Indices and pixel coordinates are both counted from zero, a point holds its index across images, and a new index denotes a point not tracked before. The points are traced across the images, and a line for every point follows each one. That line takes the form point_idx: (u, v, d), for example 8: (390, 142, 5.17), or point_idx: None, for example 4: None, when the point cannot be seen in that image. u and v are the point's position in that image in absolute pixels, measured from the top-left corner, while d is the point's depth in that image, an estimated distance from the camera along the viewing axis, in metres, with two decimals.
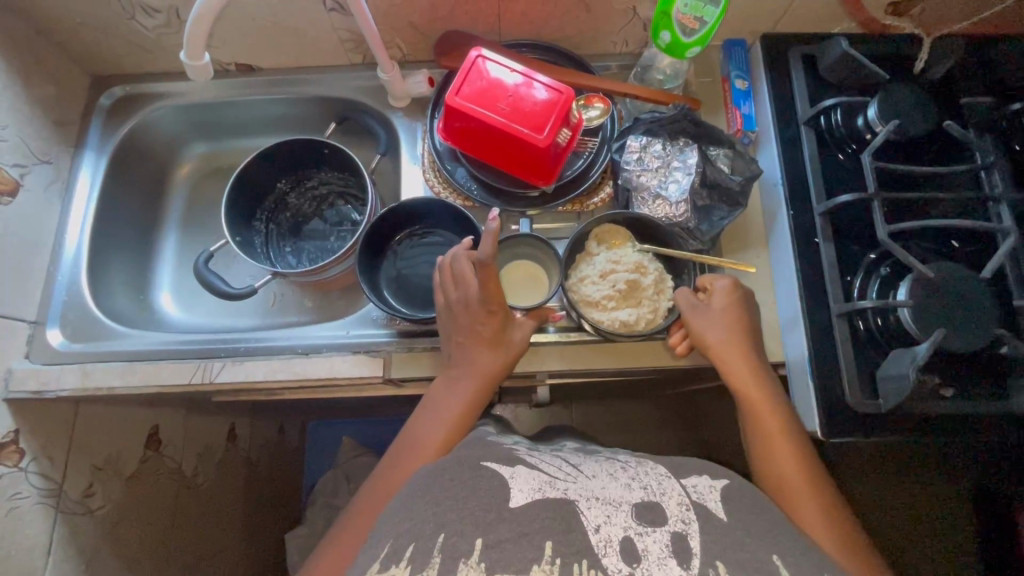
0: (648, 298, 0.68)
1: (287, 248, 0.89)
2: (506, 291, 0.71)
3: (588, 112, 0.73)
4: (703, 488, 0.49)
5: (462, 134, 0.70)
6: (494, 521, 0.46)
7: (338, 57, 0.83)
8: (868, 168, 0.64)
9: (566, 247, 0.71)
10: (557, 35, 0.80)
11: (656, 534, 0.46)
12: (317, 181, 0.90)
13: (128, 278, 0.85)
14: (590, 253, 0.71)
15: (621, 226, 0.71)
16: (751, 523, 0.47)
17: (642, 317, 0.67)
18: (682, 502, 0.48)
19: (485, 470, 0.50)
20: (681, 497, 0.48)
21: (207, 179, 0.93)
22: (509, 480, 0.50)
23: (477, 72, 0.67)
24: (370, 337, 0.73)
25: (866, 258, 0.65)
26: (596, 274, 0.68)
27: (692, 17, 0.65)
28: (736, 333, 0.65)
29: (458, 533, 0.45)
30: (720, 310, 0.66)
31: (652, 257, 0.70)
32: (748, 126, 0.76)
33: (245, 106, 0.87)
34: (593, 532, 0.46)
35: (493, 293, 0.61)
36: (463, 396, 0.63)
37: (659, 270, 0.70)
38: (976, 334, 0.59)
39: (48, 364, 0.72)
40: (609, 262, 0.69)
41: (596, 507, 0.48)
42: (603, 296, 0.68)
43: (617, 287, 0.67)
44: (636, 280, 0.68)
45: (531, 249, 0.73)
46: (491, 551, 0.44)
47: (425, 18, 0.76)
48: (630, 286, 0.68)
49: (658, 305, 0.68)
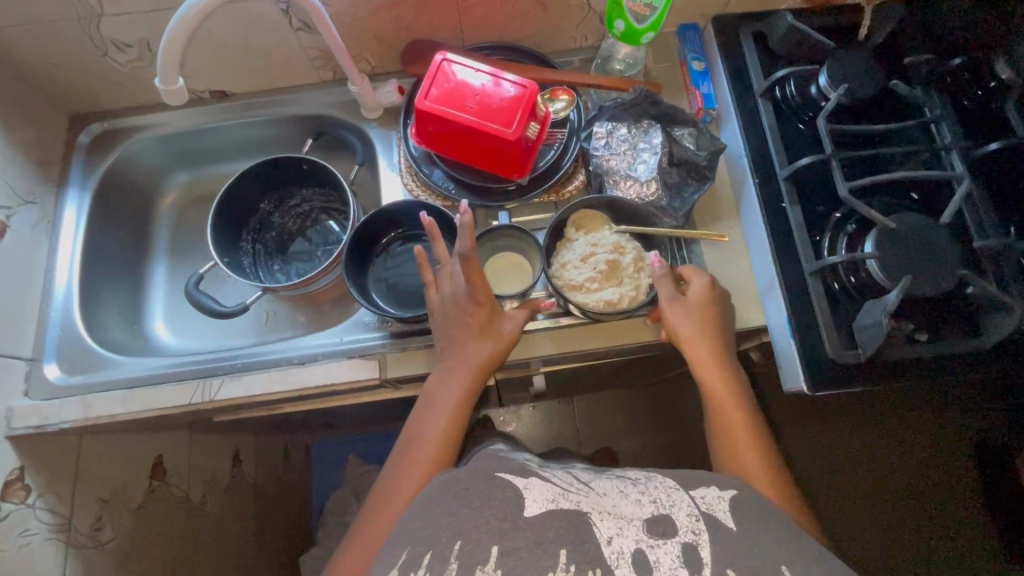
0: (629, 276, 0.70)
1: (275, 266, 0.91)
2: (492, 281, 0.74)
3: (554, 104, 0.78)
4: (712, 499, 0.50)
5: (437, 137, 0.73)
6: (511, 529, 0.48)
7: (309, 75, 0.85)
8: (824, 131, 0.67)
9: (546, 234, 0.73)
10: (518, 35, 0.83)
11: (667, 546, 0.47)
12: (299, 199, 0.91)
13: (120, 308, 0.86)
14: (569, 240, 0.73)
15: (596, 211, 0.74)
16: (756, 528, 0.48)
17: (625, 294, 0.69)
18: (692, 512, 0.49)
19: (500, 479, 0.52)
20: (691, 508, 0.49)
21: (191, 207, 0.95)
22: (523, 490, 0.51)
23: (444, 75, 0.70)
24: (365, 341, 0.75)
25: (832, 217, 0.69)
26: (577, 259, 0.70)
27: (643, 4, 0.68)
28: (707, 324, 0.66)
29: (474, 540, 0.47)
30: (693, 301, 0.67)
31: (630, 237, 0.72)
32: (709, 104, 0.79)
33: (222, 131, 0.89)
34: (607, 545, 0.47)
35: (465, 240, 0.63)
36: (437, 425, 0.64)
37: (637, 249, 0.72)
38: (942, 276, 0.62)
39: (48, 400, 0.73)
40: (588, 246, 0.71)
41: (609, 520, 0.49)
42: (585, 279, 0.69)
43: (599, 268, 0.69)
44: (617, 260, 0.70)
45: (512, 240, 0.75)
46: (507, 558, 0.46)
47: (389, 29, 0.78)
48: (611, 267, 0.70)
49: (640, 282, 0.70)
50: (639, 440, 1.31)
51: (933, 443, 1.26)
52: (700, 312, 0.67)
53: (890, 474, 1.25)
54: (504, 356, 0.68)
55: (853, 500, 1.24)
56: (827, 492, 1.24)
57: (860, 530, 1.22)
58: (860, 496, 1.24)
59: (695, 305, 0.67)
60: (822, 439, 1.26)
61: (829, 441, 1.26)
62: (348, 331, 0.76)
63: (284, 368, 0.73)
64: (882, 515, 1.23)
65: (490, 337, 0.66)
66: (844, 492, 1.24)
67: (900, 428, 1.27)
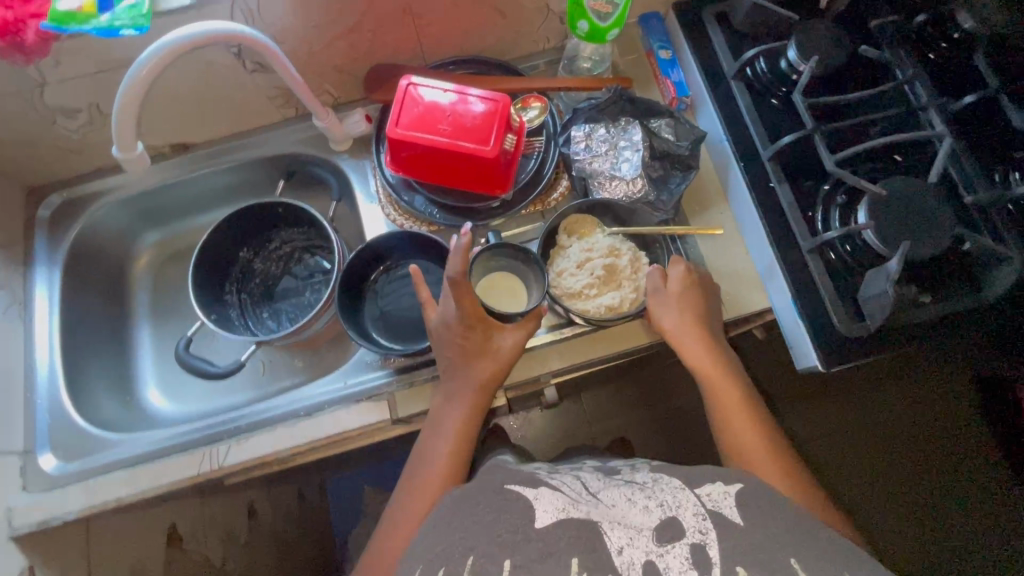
0: (628, 278, 0.70)
1: (264, 313, 0.88)
2: (490, 304, 0.70)
3: (527, 113, 0.75)
4: (718, 495, 0.48)
5: (412, 161, 0.71)
6: (523, 541, 0.46)
7: (271, 115, 0.82)
8: (801, 107, 0.67)
9: (539, 243, 0.72)
10: (480, 46, 0.81)
11: (676, 550, 0.45)
12: (279, 242, 0.89)
13: (110, 384, 0.82)
14: (563, 247, 0.72)
15: (588, 214, 0.73)
16: (772, 520, 0.46)
17: (626, 297, 0.69)
18: (698, 512, 0.48)
19: (510, 492, 0.51)
20: (697, 507, 0.48)
21: (167, 264, 0.91)
22: (533, 501, 0.50)
23: (412, 100, 0.67)
24: (369, 381, 0.73)
25: (821, 191, 0.68)
26: (574, 266, 0.70)
27: (604, 2, 0.67)
28: (690, 312, 0.66)
29: (490, 555, 0.46)
30: (673, 292, 0.66)
31: (624, 239, 0.72)
32: (681, 92, 0.78)
33: (189, 184, 0.85)
34: (617, 555, 0.46)
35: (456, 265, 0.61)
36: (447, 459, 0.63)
37: (632, 250, 0.72)
38: (939, 236, 0.62)
39: (49, 491, 0.71)
40: (583, 252, 0.70)
41: (618, 528, 0.47)
42: (584, 286, 0.69)
43: (596, 273, 0.69)
44: (614, 263, 0.70)
45: (505, 257, 0.72)
46: (521, 571, 0.45)
47: (346, 58, 0.76)
48: (609, 271, 0.69)
49: (640, 282, 0.70)
50: (657, 428, 1.30)
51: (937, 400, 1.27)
52: (681, 302, 0.66)
53: (885, 441, 1.26)
54: (508, 370, 0.67)
55: (851, 471, 1.25)
56: (845, 476, 1.24)
57: (884, 506, 1.23)
58: (858, 467, 1.25)
59: (673, 296, 0.66)
60: (830, 422, 1.26)
61: (824, 414, 1.27)
62: (351, 372, 0.74)
63: (292, 422, 0.71)
64: (888, 485, 1.24)
65: (489, 359, 0.65)
66: (862, 473, 1.25)
67: (900, 391, 1.28)
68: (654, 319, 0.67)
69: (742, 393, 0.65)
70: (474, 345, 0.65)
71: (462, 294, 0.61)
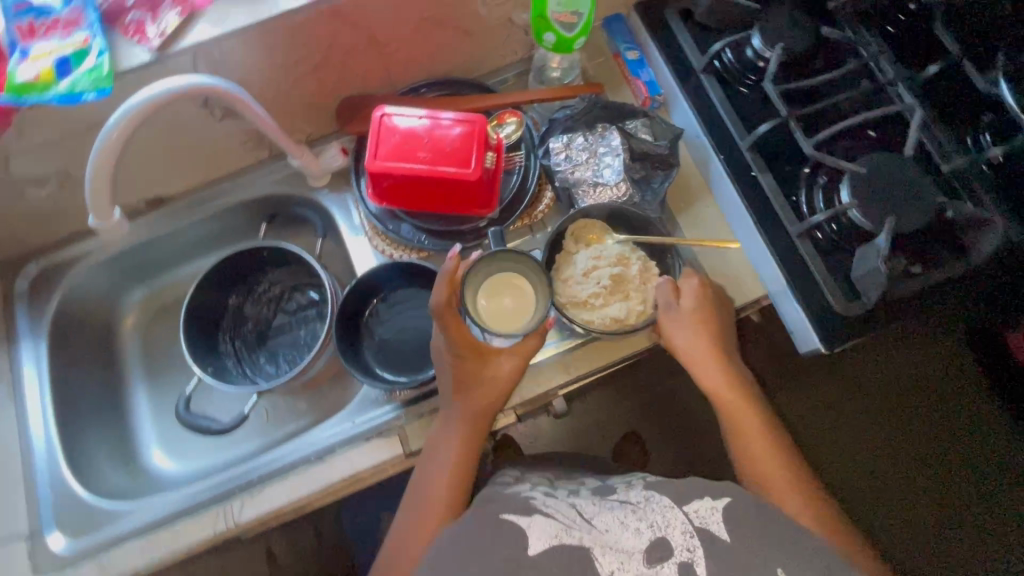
0: (636, 289, 0.69)
1: (261, 358, 0.85)
2: (496, 316, 0.67)
3: (504, 129, 0.75)
4: (706, 511, 0.49)
5: (393, 190, 0.70)
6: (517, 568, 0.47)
7: (246, 158, 0.81)
8: (773, 94, 0.68)
9: (545, 247, 0.71)
10: (449, 66, 0.81)
11: (665, 570, 0.46)
12: (267, 284, 0.87)
13: (109, 454, 0.79)
14: (572, 253, 0.71)
15: (597, 220, 0.72)
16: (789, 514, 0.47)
17: (632, 311, 0.68)
18: (686, 529, 0.48)
19: (504, 523, 0.51)
20: (684, 525, 0.48)
21: (155, 322, 0.88)
22: (526, 529, 0.50)
23: (388, 131, 0.67)
24: (378, 416, 0.72)
25: (802, 174, 0.69)
26: (580, 274, 0.69)
27: (569, 13, 0.68)
28: (704, 332, 0.66)
29: None
30: (687, 311, 0.66)
31: (633, 246, 0.71)
32: (653, 91, 0.79)
33: (168, 238, 0.83)
34: None
35: (440, 296, 0.63)
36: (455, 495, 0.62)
37: (642, 258, 0.71)
38: (922, 208, 0.63)
39: (60, 571, 0.69)
40: (591, 260, 0.69)
41: (609, 553, 0.47)
42: (590, 295, 0.68)
43: (602, 283, 0.68)
44: (621, 273, 0.69)
45: (516, 267, 0.69)
46: None
47: (316, 94, 0.75)
48: (616, 281, 0.69)
49: (647, 294, 0.69)
50: None
51: (964, 386, 1.12)
52: (695, 323, 0.66)
53: (891, 429, 1.09)
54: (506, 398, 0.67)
55: (853, 461, 1.08)
56: (845, 473, 1.08)
57: (903, 515, 1.07)
58: (862, 456, 1.08)
59: (688, 314, 0.66)
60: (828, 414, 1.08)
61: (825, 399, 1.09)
62: (357, 411, 0.73)
63: (304, 469, 0.70)
64: (893, 479, 1.08)
65: (488, 384, 0.65)
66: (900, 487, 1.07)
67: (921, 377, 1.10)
68: (668, 336, 0.67)
69: (760, 413, 0.64)
70: (473, 370, 0.64)
71: (448, 321, 0.63)
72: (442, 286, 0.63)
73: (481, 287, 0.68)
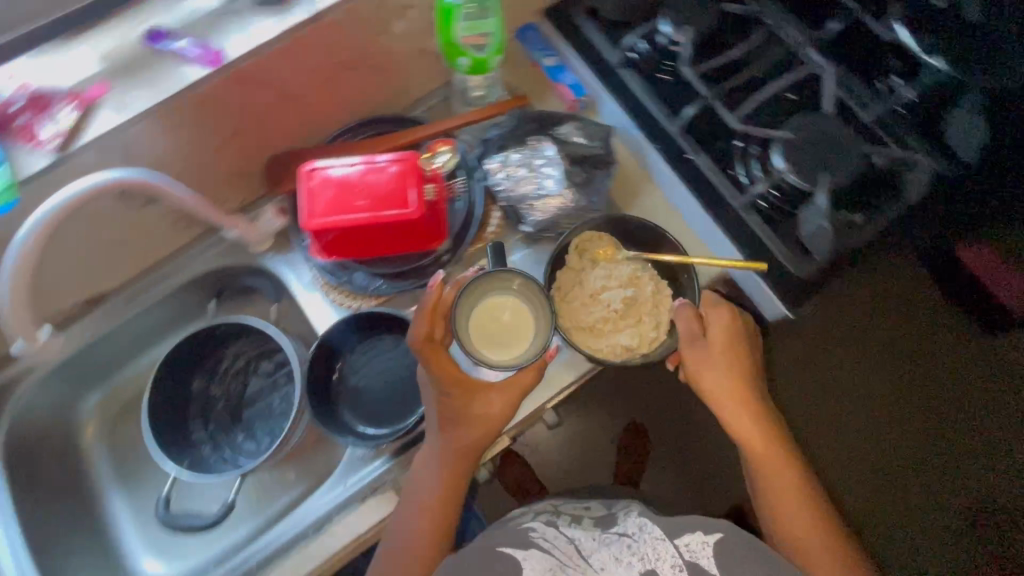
0: (648, 315, 0.70)
1: (238, 437, 0.82)
2: (496, 343, 0.66)
3: (437, 159, 0.69)
4: (696, 546, 0.54)
5: (339, 243, 0.68)
6: None
7: (179, 238, 0.77)
8: (690, 77, 0.71)
9: (550, 261, 0.71)
10: (370, 104, 0.79)
11: None
12: (229, 360, 0.83)
13: (96, 574, 0.76)
14: (580, 270, 0.71)
15: (606, 233, 0.72)
16: None
17: (644, 339, 0.69)
18: (675, 563, 0.54)
19: (502, 557, 0.58)
20: (674, 559, 0.54)
21: (119, 424, 0.84)
22: (522, 563, 0.58)
23: (320, 184, 0.65)
24: (369, 474, 0.70)
25: (736, 147, 0.69)
26: (589, 295, 0.70)
27: (477, 35, 0.67)
28: (734, 374, 0.68)
29: None
30: (717, 349, 0.67)
31: (642, 262, 0.72)
32: (578, 93, 0.79)
33: (113, 335, 0.79)
34: None
35: (420, 326, 0.64)
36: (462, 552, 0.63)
37: (652, 275, 0.71)
38: (847, 158, 0.67)
39: None
40: (603, 279, 0.70)
41: None
42: (601, 320, 0.69)
43: (613, 307, 0.69)
44: (633, 298, 0.70)
45: (523, 295, 0.67)
46: None
47: (238, 160, 0.72)
48: (627, 305, 0.69)
49: (661, 320, 0.70)
50: None
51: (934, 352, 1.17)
52: (725, 364, 0.67)
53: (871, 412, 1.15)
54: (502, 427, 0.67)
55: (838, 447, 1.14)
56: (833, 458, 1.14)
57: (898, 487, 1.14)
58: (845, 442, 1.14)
59: (718, 355, 0.67)
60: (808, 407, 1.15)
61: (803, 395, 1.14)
62: (346, 472, 0.70)
63: (304, 545, 0.68)
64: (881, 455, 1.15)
65: (475, 421, 0.64)
66: (893, 459, 1.15)
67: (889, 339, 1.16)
68: (695, 371, 0.68)
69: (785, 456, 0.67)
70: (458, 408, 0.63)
71: (432, 353, 0.64)
72: (421, 318, 0.65)
73: (479, 313, 0.66)
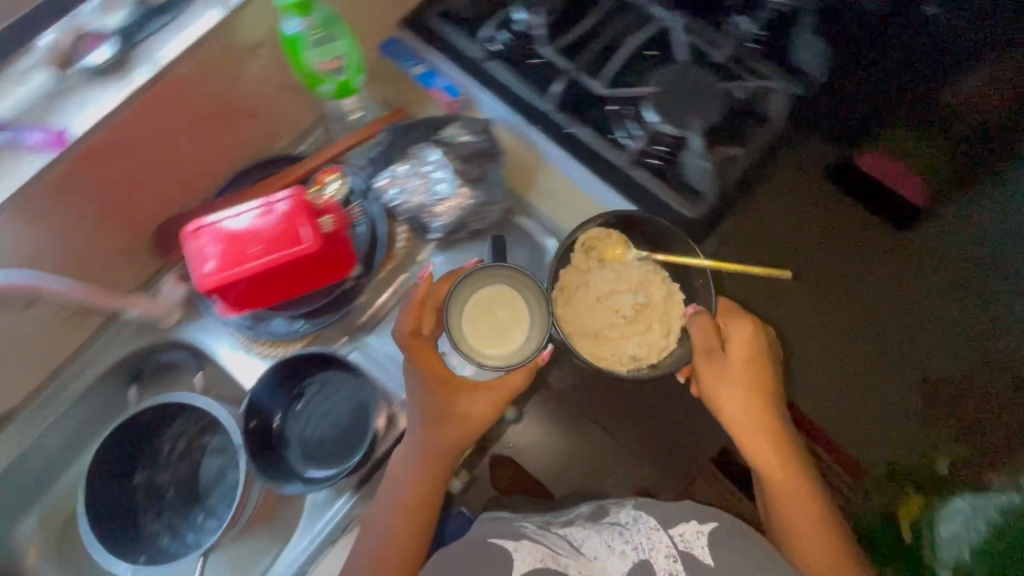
0: (659, 320, 0.74)
1: (195, 519, 0.78)
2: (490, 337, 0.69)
3: (328, 188, 0.68)
4: (690, 536, 0.57)
5: (245, 296, 0.66)
6: None
7: (82, 332, 0.74)
8: (552, 56, 0.72)
9: (556, 255, 0.72)
10: (249, 151, 0.78)
11: None
12: (168, 442, 0.79)
13: None
14: (585, 269, 0.73)
15: (613, 231, 0.72)
16: None
17: (653, 344, 0.73)
18: (670, 553, 0.56)
19: (492, 547, 0.60)
20: (669, 549, 0.56)
21: (65, 539, 0.79)
22: (513, 552, 0.59)
23: (209, 241, 0.63)
24: (334, 515, 0.72)
25: (610, 112, 0.72)
26: (599, 297, 0.74)
27: (332, 59, 0.68)
28: (748, 387, 0.69)
29: None
30: (735, 363, 0.69)
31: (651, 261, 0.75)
32: (453, 93, 0.77)
33: (34, 450, 0.74)
34: None
35: (409, 320, 0.66)
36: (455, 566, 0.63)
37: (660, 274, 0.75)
38: (712, 99, 0.69)
39: None
40: (613, 281, 0.74)
41: None
42: (614, 322, 0.74)
43: (625, 312, 0.73)
44: (643, 303, 0.74)
45: (525, 292, 0.70)
46: None
47: (122, 238, 0.70)
48: (638, 309, 0.74)
49: (670, 325, 0.74)
50: None
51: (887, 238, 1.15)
52: (740, 378, 0.69)
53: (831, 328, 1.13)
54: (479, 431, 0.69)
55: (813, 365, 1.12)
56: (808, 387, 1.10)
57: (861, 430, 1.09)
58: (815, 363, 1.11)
59: (736, 369, 0.69)
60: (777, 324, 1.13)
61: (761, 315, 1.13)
62: (310, 517, 0.72)
63: None
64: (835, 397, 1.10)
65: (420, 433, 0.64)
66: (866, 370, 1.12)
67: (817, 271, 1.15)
68: (709, 381, 0.69)
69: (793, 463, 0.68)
70: None
71: (420, 349, 0.66)
72: (411, 312, 0.66)
73: (475, 307, 0.69)
